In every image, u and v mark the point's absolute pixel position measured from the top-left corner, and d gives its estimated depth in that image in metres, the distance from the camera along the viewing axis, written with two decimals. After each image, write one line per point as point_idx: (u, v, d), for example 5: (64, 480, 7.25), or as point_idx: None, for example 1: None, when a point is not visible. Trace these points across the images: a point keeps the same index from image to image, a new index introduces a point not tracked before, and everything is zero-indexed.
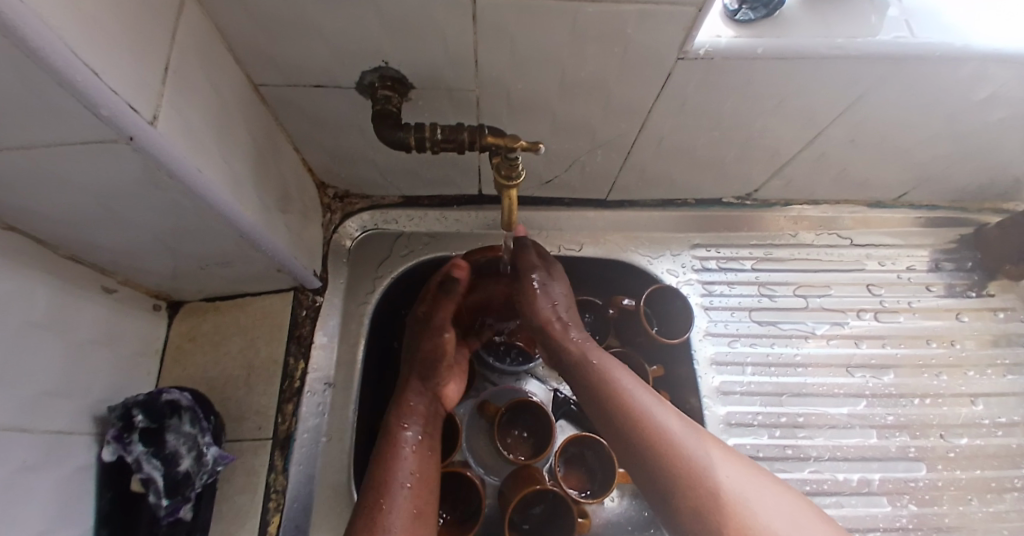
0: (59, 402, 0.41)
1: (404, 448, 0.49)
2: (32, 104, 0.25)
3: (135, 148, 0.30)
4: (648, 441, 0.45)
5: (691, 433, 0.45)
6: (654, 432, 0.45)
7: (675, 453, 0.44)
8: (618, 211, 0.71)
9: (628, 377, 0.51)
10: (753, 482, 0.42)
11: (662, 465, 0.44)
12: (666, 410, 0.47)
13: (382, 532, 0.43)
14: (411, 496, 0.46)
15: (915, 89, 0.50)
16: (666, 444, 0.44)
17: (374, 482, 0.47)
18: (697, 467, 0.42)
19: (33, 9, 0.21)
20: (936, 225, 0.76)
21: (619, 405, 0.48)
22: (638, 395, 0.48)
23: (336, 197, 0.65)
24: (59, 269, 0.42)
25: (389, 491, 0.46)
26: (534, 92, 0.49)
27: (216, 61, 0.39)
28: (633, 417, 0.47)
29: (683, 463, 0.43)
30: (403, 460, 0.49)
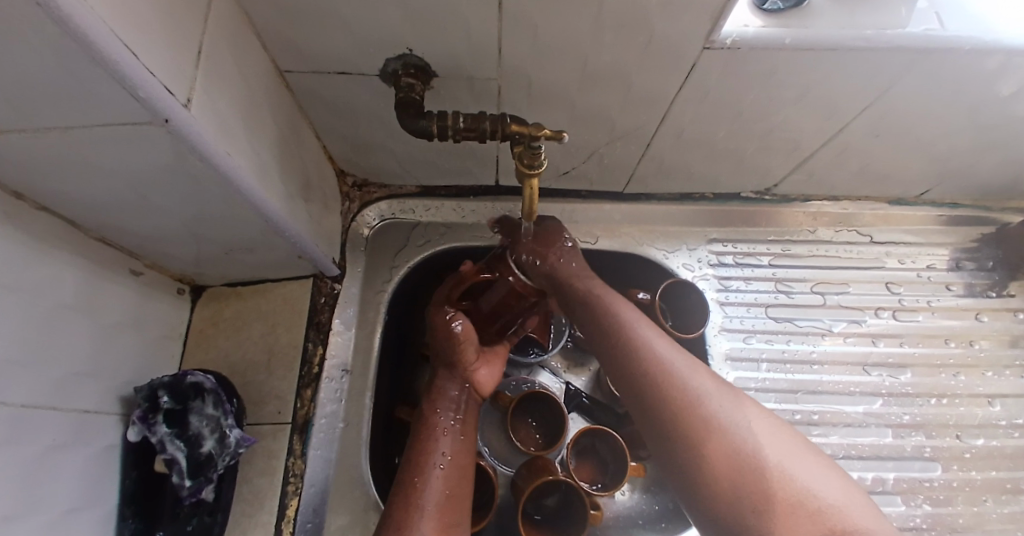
0: (88, 382, 0.42)
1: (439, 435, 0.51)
2: (71, 85, 0.26)
3: (169, 131, 0.30)
4: (662, 386, 0.42)
5: (709, 382, 0.42)
6: (669, 379, 0.42)
7: (689, 400, 0.41)
8: (635, 205, 0.70)
9: (644, 324, 0.48)
10: (775, 438, 0.39)
11: (674, 414, 0.41)
12: (683, 358, 0.45)
13: (417, 511, 0.45)
14: (444, 477, 0.48)
15: (943, 83, 0.49)
16: (681, 391, 0.41)
17: (410, 466, 0.49)
18: (712, 417, 0.39)
19: None
20: (958, 223, 0.75)
21: (631, 350, 0.45)
22: (652, 341, 0.46)
23: (355, 186, 0.65)
24: (90, 252, 0.42)
25: (423, 474, 0.47)
26: (556, 82, 0.48)
27: (245, 47, 0.40)
28: (647, 363, 0.44)
29: (699, 413, 0.40)
30: (434, 446, 0.50)
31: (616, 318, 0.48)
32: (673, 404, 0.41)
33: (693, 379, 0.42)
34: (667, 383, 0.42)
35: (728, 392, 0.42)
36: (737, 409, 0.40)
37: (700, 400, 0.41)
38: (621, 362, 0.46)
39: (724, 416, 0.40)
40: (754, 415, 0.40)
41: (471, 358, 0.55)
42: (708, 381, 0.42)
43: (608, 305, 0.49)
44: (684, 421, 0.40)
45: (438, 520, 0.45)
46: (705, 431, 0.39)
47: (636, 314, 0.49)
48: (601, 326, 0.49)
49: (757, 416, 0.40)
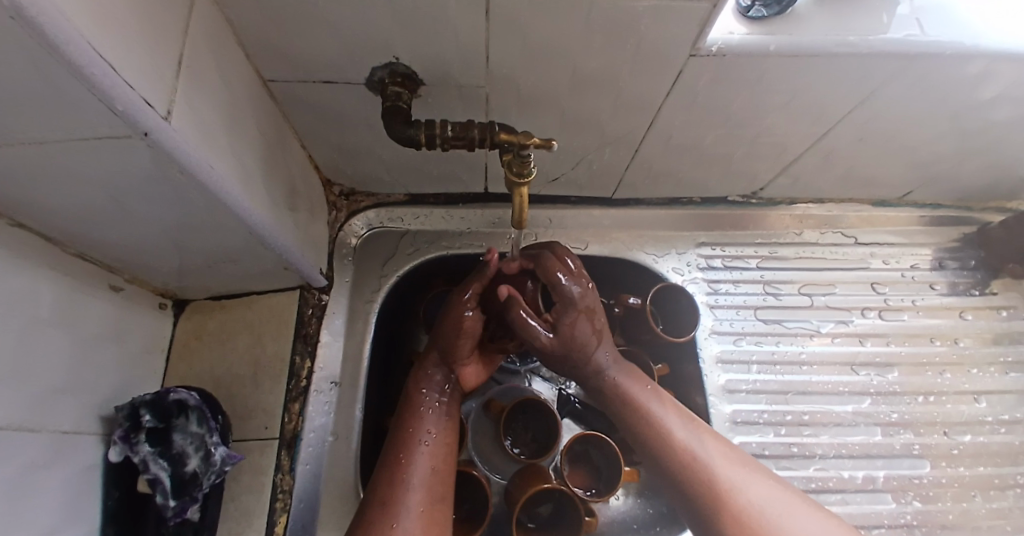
0: (67, 401, 0.40)
1: (427, 413, 0.50)
2: (45, 97, 0.25)
3: (148, 143, 0.30)
4: (713, 493, 0.44)
5: (751, 477, 0.45)
6: (715, 484, 0.44)
7: (740, 504, 0.43)
8: (624, 210, 0.71)
9: (671, 411, 0.49)
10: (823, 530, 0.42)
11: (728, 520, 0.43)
12: (719, 450, 0.47)
13: (404, 486, 0.45)
14: (430, 454, 0.47)
15: (923, 89, 0.50)
16: (731, 493, 0.44)
17: (396, 442, 0.48)
18: (765, 518, 0.42)
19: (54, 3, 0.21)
20: (939, 223, 0.76)
21: (672, 450, 0.47)
22: (688, 436, 0.47)
23: (342, 195, 0.64)
24: (66, 267, 0.41)
25: (411, 449, 0.47)
26: (544, 88, 0.48)
27: (227, 56, 0.39)
28: (691, 466, 0.46)
29: (752, 516, 0.43)
30: (424, 421, 0.49)
31: (648, 411, 0.49)
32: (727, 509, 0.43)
33: (738, 479, 0.45)
34: (715, 487, 0.44)
35: (768, 483, 0.45)
36: (783, 503, 0.44)
37: (748, 499, 0.43)
38: (660, 462, 0.47)
39: (776, 516, 0.42)
40: (796, 503, 0.44)
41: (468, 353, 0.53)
42: (748, 476, 0.45)
43: (635, 391, 0.51)
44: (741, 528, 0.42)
45: (425, 496, 0.45)
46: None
47: (659, 398, 0.51)
48: (626, 413, 0.50)
49: (799, 505, 0.44)
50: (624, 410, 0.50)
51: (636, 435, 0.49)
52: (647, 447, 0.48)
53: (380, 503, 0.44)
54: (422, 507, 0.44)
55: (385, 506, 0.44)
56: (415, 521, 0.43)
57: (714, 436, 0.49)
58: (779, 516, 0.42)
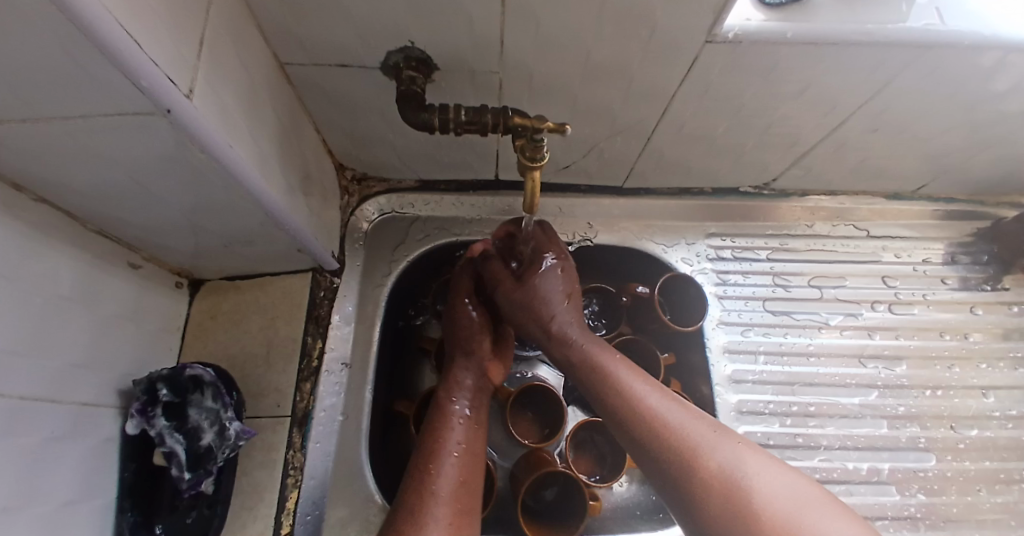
0: (87, 376, 0.42)
1: (453, 423, 0.51)
2: (70, 73, 0.25)
3: (169, 122, 0.30)
4: (677, 456, 0.42)
5: (718, 439, 0.42)
6: (681, 449, 0.42)
7: (704, 465, 0.40)
8: (635, 199, 0.70)
9: (638, 379, 0.49)
10: (806, 495, 0.37)
11: (693, 483, 0.40)
12: (688, 416, 0.45)
13: (432, 498, 0.44)
14: (458, 464, 0.47)
15: (942, 79, 0.50)
16: (696, 455, 0.41)
17: (424, 453, 0.48)
18: (734, 479, 0.39)
19: None
20: (952, 218, 0.75)
21: (637, 416, 0.46)
22: (653, 402, 0.46)
23: (353, 180, 0.65)
24: (87, 243, 0.42)
25: (438, 460, 0.47)
26: (557, 74, 0.48)
27: (245, 38, 0.39)
28: (655, 430, 0.44)
29: (718, 476, 0.39)
30: (450, 433, 0.50)
31: (612, 378, 0.49)
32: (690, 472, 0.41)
33: (704, 442, 0.42)
34: (678, 450, 0.42)
35: (741, 448, 0.42)
36: (758, 465, 0.40)
37: (717, 460, 0.40)
38: (627, 431, 0.46)
39: (748, 478, 0.39)
40: (774, 469, 0.40)
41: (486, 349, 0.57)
42: (719, 440, 0.42)
43: (603, 360, 0.51)
44: (708, 490, 0.39)
45: (454, 508, 0.44)
46: (732, 497, 0.38)
47: (626, 367, 0.50)
48: (596, 385, 0.50)
49: (775, 468, 0.40)
50: (592, 380, 0.50)
51: (605, 407, 0.48)
52: (615, 416, 0.47)
53: (407, 515, 0.43)
54: (453, 519, 0.43)
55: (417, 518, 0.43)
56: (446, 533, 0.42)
57: (685, 405, 0.47)
58: (752, 479, 0.39)
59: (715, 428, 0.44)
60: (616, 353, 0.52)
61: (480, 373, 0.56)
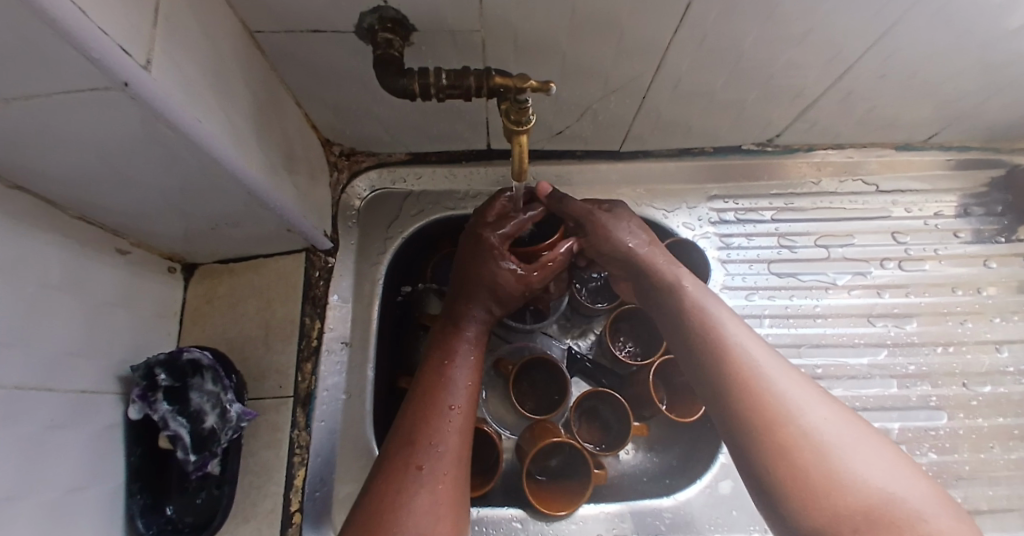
0: (83, 364, 0.42)
1: (461, 349, 0.50)
2: (15, 49, 0.24)
3: (130, 95, 0.29)
4: (761, 405, 0.37)
5: (814, 406, 0.37)
6: (766, 399, 0.38)
7: (788, 422, 0.36)
8: (633, 163, 0.68)
9: (737, 326, 0.44)
10: (909, 483, 0.33)
11: (772, 433, 0.36)
12: (788, 371, 0.40)
13: (440, 424, 0.43)
14: (470, 397, 0.47)
15: (953, 16, 0.46)
16: (781, 413, 0.36)
17: (432, 381, 0.46)
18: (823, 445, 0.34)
19: None
20: (965, 168, 0.72)
21: (723, 361, 0.41)
22: (749, 352, 0.41)
23: (342, 155, 0.63)
24: (71, 230, 0.41)
25: (450, 391, 0.46)
26: (543, 31, 0.46)
27: (208, 5, 0.37)
28: (742, 377, 0.39)
29: (803, 437, 0.35)
30: (459, 360, 0.49)
31: (706, 321, 0.44)
32: (771, 427, 0.36)
33: (800, 403, 0.37)
34: (763, 402, 0.37)
35: (839, 415, 0.37)
36: (856, 438, 0.35)
37: (807, 422, 0.36)
38: (708, 374, 0.42)
39: (839, 448, 0.34)
40: (874, 447, 0.35)
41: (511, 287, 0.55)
42: (812, 402, 0.37)
43: (699, 305, 0.46)
44: (784, 446, 0.35)
45: (462, 442, 0.43)
46: (814, 461, 0.33)
47: (727, 313, 0.45)
48: (683, 327, 0.46)
49: (876, 444, 0.35)
50: (684, 318, 0.46)
51: (689, 349, 0.44)
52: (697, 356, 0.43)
53: (413, 442, 0.42)
54: (456, 447, 0.43)
55: (428, 446, 0.42)
56: (448, 460, 0.42)
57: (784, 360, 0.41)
58: (843, 452, 0.34)
59: (815, 391, 0.39)
60: (721, 301, 0.47)
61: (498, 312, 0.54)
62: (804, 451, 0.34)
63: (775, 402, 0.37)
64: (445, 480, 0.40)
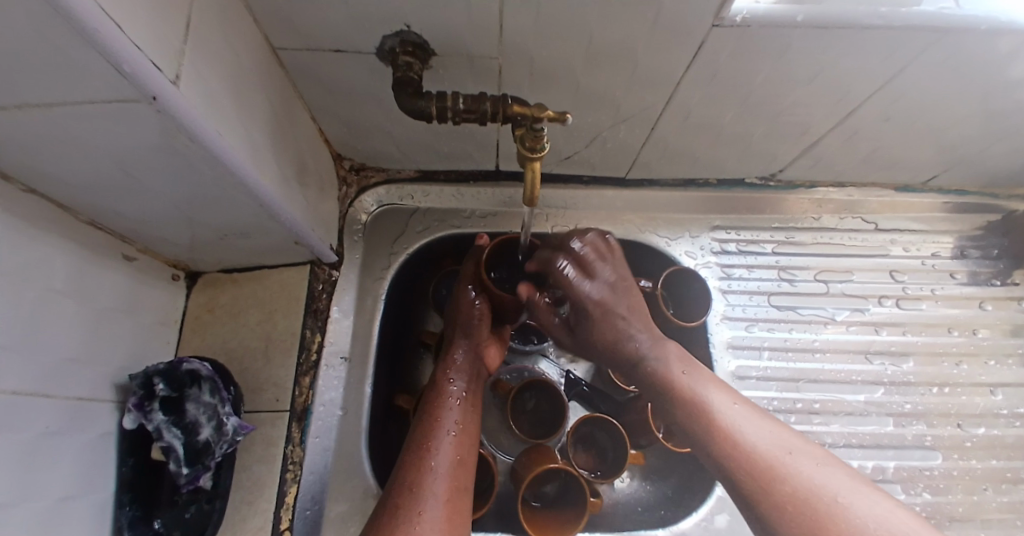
0: (81, 369, 0.41)
1: (450, 402, 0.51)
2: (48, 58, 0.25)
3: (156, 109, 0.29)
4: (759, 470, 0.40)
5: (796, 452, 0.41)
6: (762, 463, 0.40)
7: (782, 473, 0.39)
8: (638, 191, 0.69)
9: (712, 387, 0.47)
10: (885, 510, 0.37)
11: (777, 497, 0.38)
12: (764, 422, 0.44)
13: (430, 473, 0.44)
14: (456, 443, 0.47)
15: (955, 65, 0.48)
16: (771, 464, 0.40)
17: (421, 429, 0.48)
18: (827, 500, 0.37)
19: None
20: (962, 211, 0.74)
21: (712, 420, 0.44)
22: (734, 415, 0.44)
23: (352, 171, 0.64)
24: (79, 235, 0.41)
25: (434, 436, 0.47)
26: (560, 60, 0.47)
27: (235, 21, 0.38)
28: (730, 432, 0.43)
29: (796, 484, 0.38)
30: (449, 412, 0.50)
31: (685, 385, 0.47)
32: (766, 478, 0.40)
33: (793, 460, 0.40)
34: (761, 464, 0.40)
35: (818, 458, 0.41)
36: (836, 477, 0.39)
37: (795, 471, 0.39)
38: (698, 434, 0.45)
39: (840, 499, 0.37)
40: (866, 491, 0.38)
41: (485, 336, 0.56)
42: (796, 449, 0.41)
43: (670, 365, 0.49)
44: (792, 509, 0.37)
45: (450, 485, 0.44)
46: (814, 509, 0.37)
47: (700, 373, 0.48)
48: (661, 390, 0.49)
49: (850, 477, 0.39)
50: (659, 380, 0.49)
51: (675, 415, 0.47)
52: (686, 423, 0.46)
53: (403, 490, 0.43)
54: (449, 495, 0.44)
55: (414, 493, 0.43)
56: (442, 508, 0.42)
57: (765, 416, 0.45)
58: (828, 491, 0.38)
59: (789, 435, 0.43)
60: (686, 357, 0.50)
61: (478, 358, 0.55)
62: (800, 499, 0.38)
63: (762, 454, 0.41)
64: (443, 526, 0.41)
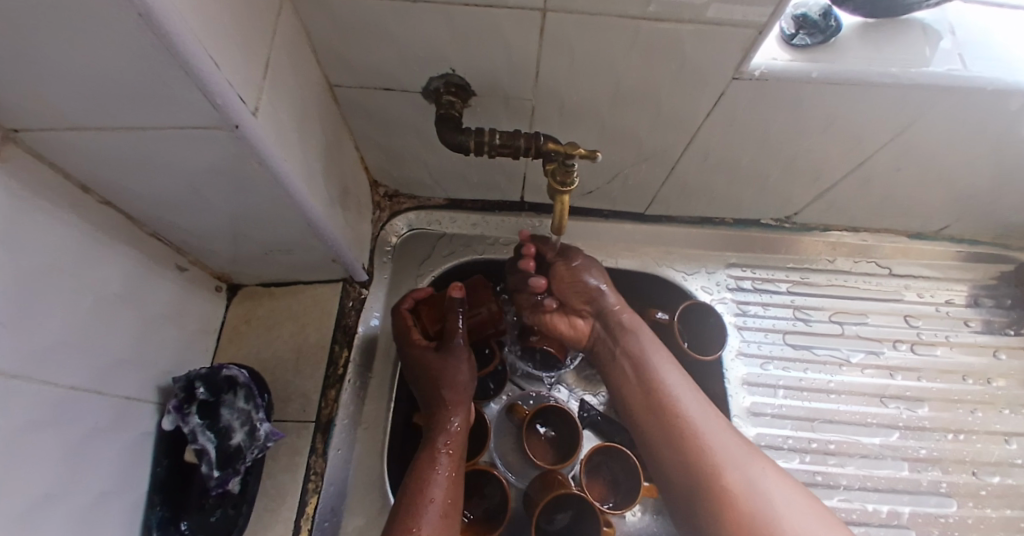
0: (131, 370, 0.44)
1: (437, 476, 0.48)
2: (154, 91, 0.28)
3: (237, 136, 0.33)
4: (703, 465, 0.49)
5: (733, 447, 0.50)
6: (735, 487, 0.48)
7: (722, 473, 0.48)
8: (656, 226, 0.72)
9: (702, 406, 0.53)
10: (796, 503, 0.47)
11: (709, 484, 0.49)
12: (713, 419, 0.52)
13: None
14: (442, 525, 0.45)
15: (964, 123, 0.51)
16: (716, 466, 0.49)
17: (404, 508, 0.46)
18: (753, 500, 0.47)
19: (171, 4, 0.24)
20: (975, 260, 0.75)
21: (665, 415, 0.53)
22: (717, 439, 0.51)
23: (386, 196, 0.68)
24: (143, 245, 0.45)
25: (421, 516, 0.45)
26: (588, 104, 0.51)
27: (303, 60, 0.42)
28: (685, 430, 0.52)
29: (732, 483, 0.48)
30: (433, 488, 0.47)
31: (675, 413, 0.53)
32: (715, 474, 0.49)
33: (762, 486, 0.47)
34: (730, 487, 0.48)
35: (752, 454, 0.50)
36: (764, 475, 0.48)
37: (734, 474, 0.48)
38: (660, 423, 0.53)
39: (755, 487, 0.47)
40: (812, 510, 0.46)
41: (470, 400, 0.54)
42: (732, 442, 0.51)
43: (644, 351, 0.58)
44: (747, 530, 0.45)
45: None
46: (740, 498, 0.47)
47: (669, 362, 0.57)
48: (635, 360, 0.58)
49: (776, 477, 0.49)
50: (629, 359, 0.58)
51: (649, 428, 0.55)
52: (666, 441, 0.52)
53: None
54: None
55: None
56: None
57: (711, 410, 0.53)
58: (757, 489, 0.47)
59: (733, 434, 0.52)
60: (657, 341, 0.58)
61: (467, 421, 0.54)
62: (734, 495, 0.47)
63: (710, 452, 0.50)
64: None
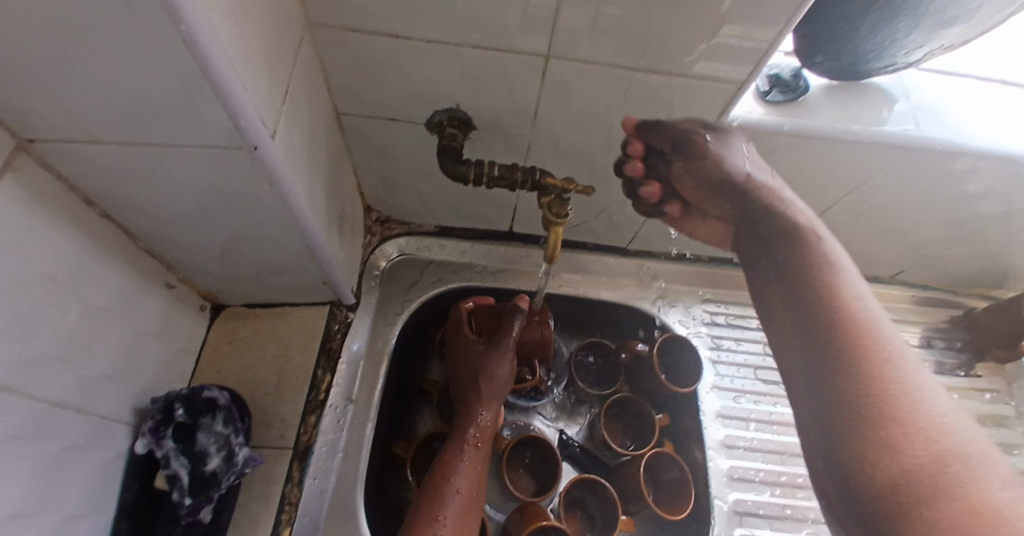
0: (111, 389, 0.42)
1: (462, 465, 0.50)
2: (181, 109, 0.29)
3: (253, 157, 0.33)
4: (867, 356, 0.35)
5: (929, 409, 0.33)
6: (932, 450, 0.30)
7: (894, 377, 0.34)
8: (638, 262, 0.75)
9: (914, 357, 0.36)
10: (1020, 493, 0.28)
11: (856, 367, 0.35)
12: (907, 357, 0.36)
13: None
14: (463, 513, 0.47)
15: (917, 180, 0.57)
16: (884, 376, 0.34)
17: (430, 491, 0.48)
18: (934, 437, 0.31)
19: (213, 32, 0.25)
20: (927, 304, 0.81)
21: (857, 330, 0.37)
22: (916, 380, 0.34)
23: (377, 221, 0.68)
24: (135, 259, 0.44)
25: (444, 501, 0.47)
26: (582, 144, 0.54)
27: (316, 88, 0.44)
28: (858, 331, 0.37)
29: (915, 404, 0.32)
30: (458, 476, 0.49)
31: (888, 355, 0.35)
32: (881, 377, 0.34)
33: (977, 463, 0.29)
34: (906, 436, 0.32)
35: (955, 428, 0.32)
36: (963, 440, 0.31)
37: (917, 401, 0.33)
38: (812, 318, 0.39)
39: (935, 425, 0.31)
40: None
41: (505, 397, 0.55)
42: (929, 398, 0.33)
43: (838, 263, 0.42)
44: (920, 481, 0.29)
45: None
46: (897, 406, 0.33)
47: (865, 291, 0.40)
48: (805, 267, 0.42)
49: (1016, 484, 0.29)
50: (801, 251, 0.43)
51: (854, 389, 0.35)
52: (838, 363, 0.36)
53: None
54: None
55: None
56: None
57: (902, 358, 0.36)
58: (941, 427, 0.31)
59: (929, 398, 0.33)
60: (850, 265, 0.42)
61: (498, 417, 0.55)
62: (903, 407, 0.33)
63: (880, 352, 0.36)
64: None
